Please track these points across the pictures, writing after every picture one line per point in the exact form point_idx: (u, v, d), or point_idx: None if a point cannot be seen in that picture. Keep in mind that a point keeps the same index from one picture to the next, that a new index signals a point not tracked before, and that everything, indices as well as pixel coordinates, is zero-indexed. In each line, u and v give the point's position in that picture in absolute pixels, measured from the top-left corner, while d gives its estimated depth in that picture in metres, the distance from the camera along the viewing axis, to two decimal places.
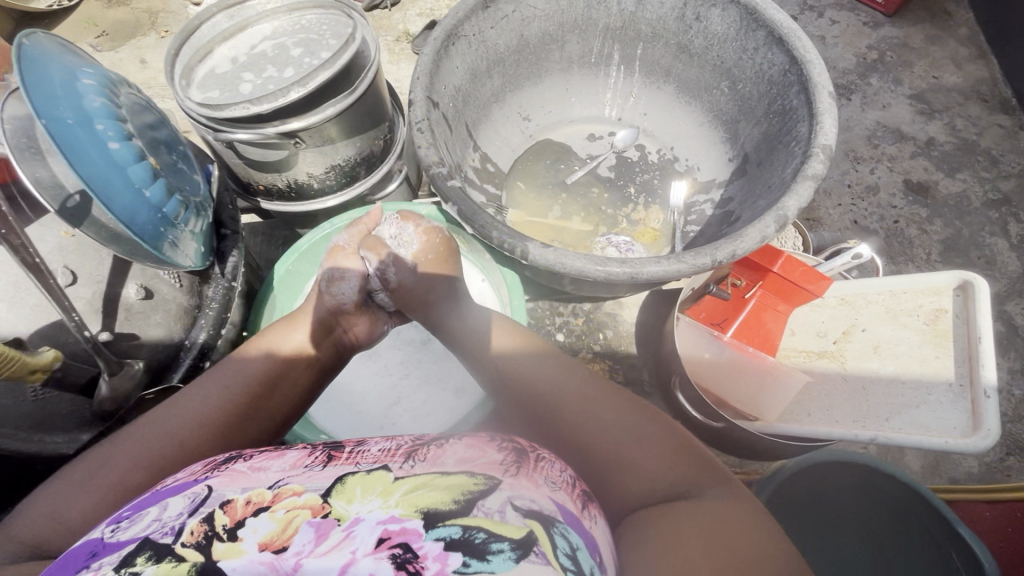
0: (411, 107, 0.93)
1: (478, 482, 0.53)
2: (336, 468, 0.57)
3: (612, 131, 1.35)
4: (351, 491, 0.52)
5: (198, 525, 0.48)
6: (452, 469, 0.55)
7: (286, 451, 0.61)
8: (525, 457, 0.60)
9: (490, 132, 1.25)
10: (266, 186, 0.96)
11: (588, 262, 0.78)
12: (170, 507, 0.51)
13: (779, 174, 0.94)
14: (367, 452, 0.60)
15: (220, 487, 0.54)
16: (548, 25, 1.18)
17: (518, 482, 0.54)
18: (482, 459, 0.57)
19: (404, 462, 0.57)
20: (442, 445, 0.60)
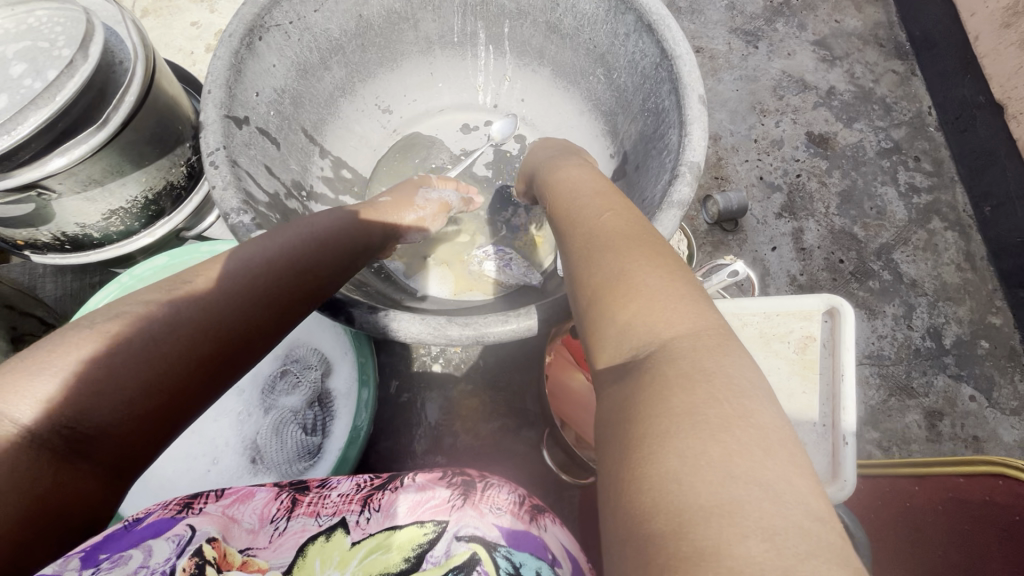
0: (201, 133, 0.74)
1: (430, 531, 0.58)
2: (299, 522, 0.59)
3: (488, 120, 1.20)
4: (312, 565, 0.54)
5: (188, 561, 0.47)
6: (405, 520, 0.59)
7: (255, 492, 0.63)
8: (471, 488, 0.64)
9: (342, 132, 1.07)
10: (27, 241, 0.84)
11: (422, 328, 0.66)
12: (154, 553, 0.47)
13: (652, 188, 0.85)
14: (328, 497, 0.63)
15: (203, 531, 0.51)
16: (392, 2, 0.99)
17: (464, 514, 0.60)
18: (430, 501, 0.61)
19: (361, 514, 0.60)
20: (395, 488, 0.64)
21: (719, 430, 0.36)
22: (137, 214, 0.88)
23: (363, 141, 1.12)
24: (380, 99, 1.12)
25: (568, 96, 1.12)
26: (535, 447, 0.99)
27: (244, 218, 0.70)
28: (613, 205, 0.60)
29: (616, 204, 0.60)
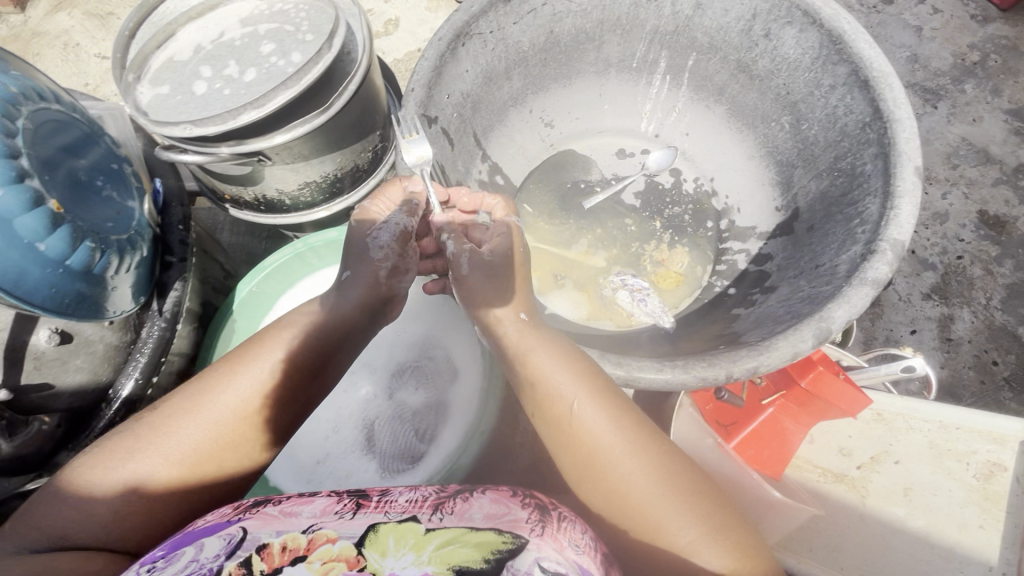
0: (399, 125, 0.78)
1: (509, 541, 0.50)
2: (367, 514, 0.53)
3: (647, 149, 1.17)
4: (384, 542, 0.49)
5: (236, 568, 0.47)
6: (481, 524, 0.52)
7: (314, 498, 0.58)
8: (548, 514, 0.55)
9: (505, 140, 1.10)
10: (232, 197, 0.85)
11: (575, 359, 0.66)
12: (205, 548, 0.49)
13: (832, 256, 0.78)
14: (396, 500, 0.57)
15: (255, 528, 0.51)
16: (585, 22, 1.00)
17: (543, 541, 0.51)
18: (506, 514, 0.54)
19: (432, 514, 0.53)
20: (468, 499, 0.57)
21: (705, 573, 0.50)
22: (320, 191, 0.87)
23: (522, 149, 1.14)
24: (546, 112, 1.13)
25: (738, 140, 1.07)
26: None
27: (424, 214, 0.73)
28: (591, 370, 0.61)
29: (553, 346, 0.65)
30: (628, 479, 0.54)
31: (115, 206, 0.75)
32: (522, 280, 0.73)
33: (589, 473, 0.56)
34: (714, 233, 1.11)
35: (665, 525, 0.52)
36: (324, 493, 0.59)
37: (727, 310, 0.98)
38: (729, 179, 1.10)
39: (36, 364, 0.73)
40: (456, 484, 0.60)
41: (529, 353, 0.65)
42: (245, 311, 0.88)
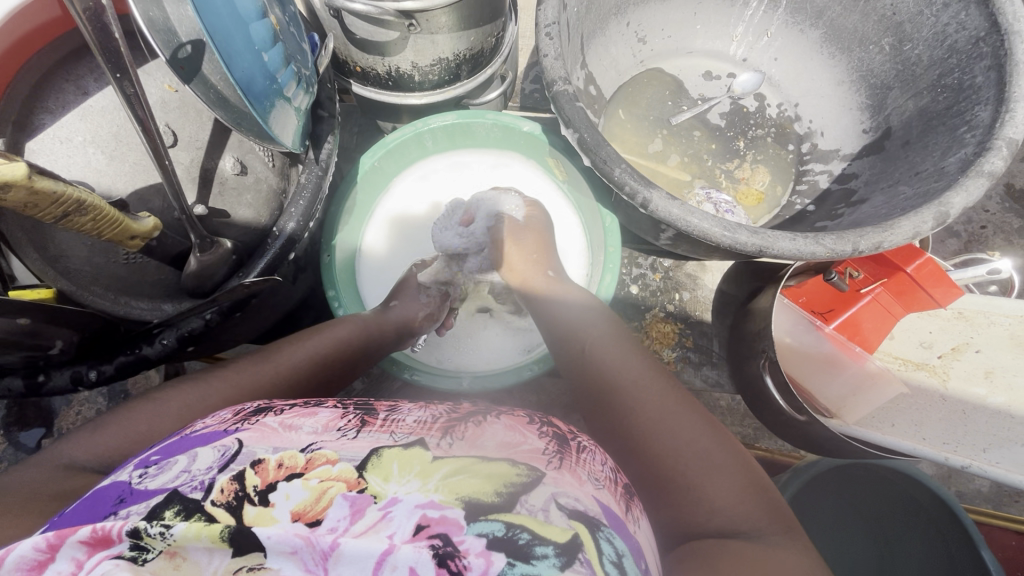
0: (540, 5, 0.81)
1: (526, 475, 0.43)
2: (369, 436, 0.47)
3: (733, 72, 1.21)
4: (388, 468, 0.42)
5: (229, 483, 0.40)
6: (494, 455, 0.45)
7: (317, 410, 0.52)
8: (567, 445, 0.51)
9: (601, 50, 1.10)
10: (363, 69, 0.88)
11: (714, 224, 0.71)
12: (198, 459, 0.43)
13: (935, 161, 0.83)
14: (403, 421, 0.51)
15: (252, 443, 0.45)
16: None
17: (562, 476, 0.44)
18: (524, 445, 0.48)
19: (440, 439, 0.47)
20: (482, 424, 0.52)
21: None
22: (441, 73, 0.89)
23: (615, 62, 1.15)
24: (643, 26, 1.15)
25: (829, 65, 1.11)
26: (712, 386, 1.03)
27: (568, 87, 0.77)
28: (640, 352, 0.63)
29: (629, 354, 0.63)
30: (630, 388, 0.59)
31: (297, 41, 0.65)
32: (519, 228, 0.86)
33: (607, 388, 0.60)
34: (795, 156, 1.15)
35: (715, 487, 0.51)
36: (328, 405, 0.54)
37: (810, 223, 1.03)
38: (814, 106, 1.14)
39: (217, 192, 0.69)
40: (469, 407, 0.56)
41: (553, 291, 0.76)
42: (366, 187, 0.93)
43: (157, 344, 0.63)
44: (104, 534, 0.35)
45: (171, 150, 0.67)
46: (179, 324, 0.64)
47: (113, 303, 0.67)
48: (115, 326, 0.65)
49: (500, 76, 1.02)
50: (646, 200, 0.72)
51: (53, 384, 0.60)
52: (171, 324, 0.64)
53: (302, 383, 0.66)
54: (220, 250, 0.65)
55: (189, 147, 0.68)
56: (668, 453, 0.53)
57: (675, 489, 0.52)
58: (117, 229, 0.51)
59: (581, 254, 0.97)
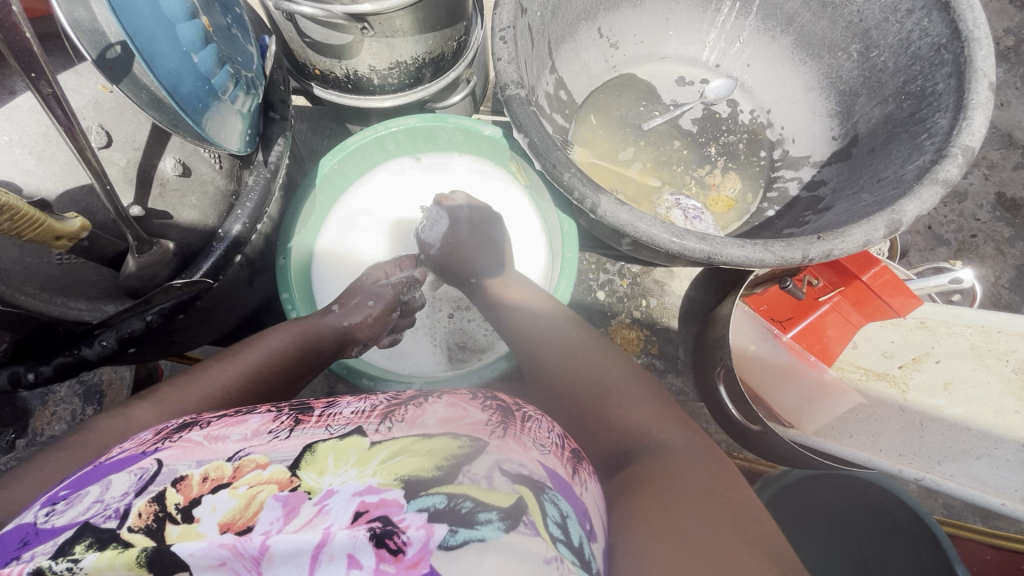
0: (496, 8, 0.81)
1: (466, 446, 0.44)
2: (304, 433, 0.47)
3: (706, 78, 1.20)
4: (323, 462, 0.41)
5: (146, 505, 0.37)
6: (434, 431, 0.46)
7: (248, 417, 0.51)
8: (511, 415, 0.52)
9: (571, 55, 1.09)
10: (322, 72, 0.88)
11: (663, 231, 0.70)
12: (113, 487, 0.40)
13: (896, 169, 0.82)
14: (340, 414, 0.51)
15: (173, 461, 0.43)
16: None
17: (506, 444, 0.46)
18: (464, 419, 0.50)
19: (379, 423, 0.48)
20: (422, 406, 0.52)
21: (694, 493, 0.46)
22: (400, 76, 0.89)
23: (587, 66, 1.14)
24: (617, 28, 1.14)
25: (797, 71, 1.10)
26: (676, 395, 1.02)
27: (521, 92, 0.76)
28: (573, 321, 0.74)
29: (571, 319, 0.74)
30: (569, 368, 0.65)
31: (241, 46, 0.64)
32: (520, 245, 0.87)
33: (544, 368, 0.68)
34: (767, 162, 1.14)
35: (620, 403, 0.59)
36: (260, 412, 0.52)
37: (778, 229, 1.03)
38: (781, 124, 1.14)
39: (157, 193, 0.68)
40: (410, 392, 0.56)
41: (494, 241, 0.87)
42: (326, 190, 0.93)
43: (96, 345, 0.63)
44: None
45: (104, 152, 0.65)
46: (118, 325, 0.64)
47: (47, 304, 0.65)
48: (52, 329, 0.65)
49: (466, 79, 1.02)
50: (595, 205, 0.71)
51: None
52: (111, 325, 0.63)
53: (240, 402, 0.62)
54: (161, 250, 0.65)
55: (125, 148, 0.66)
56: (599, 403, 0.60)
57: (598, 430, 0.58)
58: (38, 230, 0.51)
59: (538, 257, 0.96)
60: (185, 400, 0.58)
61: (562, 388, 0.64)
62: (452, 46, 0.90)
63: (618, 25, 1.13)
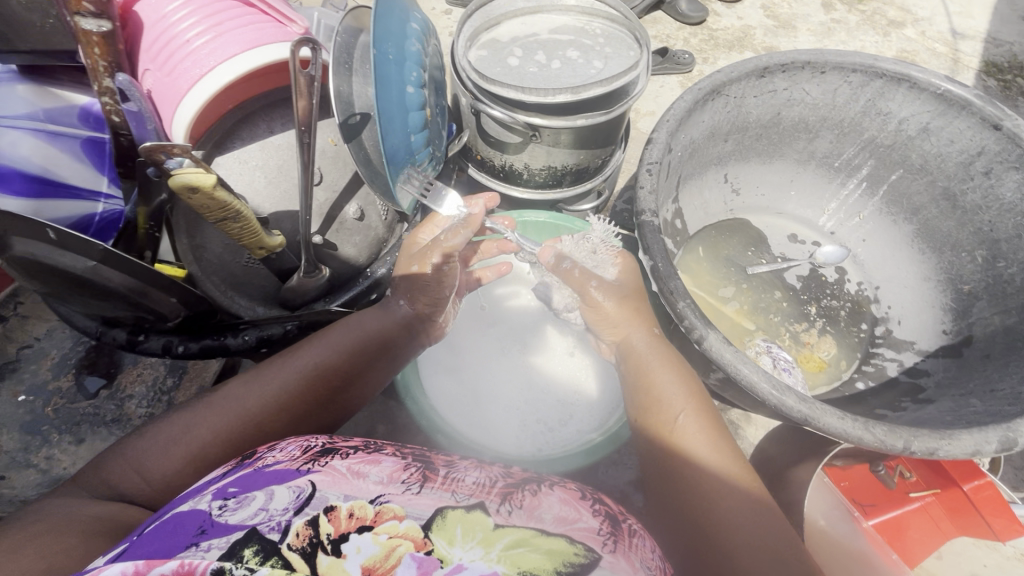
0: (649, 145, 0.91)
1: (582, 554, 0.44)
2: (433, 493, 0.49)
3: (818, 241, 1.25)
4: (451, 530, 0.44)
5: (302, 527, 0.41)
6: (553, 529, 0.46)
7: (380, 458, 0.54)
8: (620, 526, 0.51)
9: (695, 192, 1.18)
10: (482, 157, 1.00)
11: (764, 381, 0.72)
12: (275, 499, 0.44)
13: (1013, 385, 0.80)
14: (462, 481, 0.53)
15: (324, 487, 0.47)
16: (811, 114, 1.10)
17: (617, 562, 0.45)
18: (579, 522, 0.49)
19: (500, 504, 0.49)
20: (537, 495, 0.53)
21: None
22: (546, 176, 1.00)
23: (707, 203, 1.22)
24: (741, 178, 1.22)
25: (915, 260, 1.12)
26: None
27: (654, 220, 0.84)
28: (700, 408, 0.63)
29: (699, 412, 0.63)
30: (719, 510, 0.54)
31: (439, 131, 0.77)
32: (633, 308, 0.75)
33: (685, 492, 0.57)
34: (867, 336, 1.14)
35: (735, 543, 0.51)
36: (388, 454, 0.56)
37: (870, 407, 1.00)
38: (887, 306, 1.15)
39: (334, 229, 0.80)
40: (520, 473, 0.58)
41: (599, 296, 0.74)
42: None
43: (239, 338, 0.73)
44: (190, 569, 0.35)
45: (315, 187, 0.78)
46: (262, 327, 0.74)
47: (221, 293, 0.79)
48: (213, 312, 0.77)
49: (597, 191, 1.13)
50: (701, 338, 0.75)
51: (147, 346, 0.73)
52: (257, 325, 0.74)
53: (300, 402, 0.64)
54: (318, 276, 0.75)
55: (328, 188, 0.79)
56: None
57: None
58: (252, 239, 0.63)
59: None
60: (251, 404, 0.61)
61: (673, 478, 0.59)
62: (597, 163, 1.02)
63: (743, 175, 1.22)
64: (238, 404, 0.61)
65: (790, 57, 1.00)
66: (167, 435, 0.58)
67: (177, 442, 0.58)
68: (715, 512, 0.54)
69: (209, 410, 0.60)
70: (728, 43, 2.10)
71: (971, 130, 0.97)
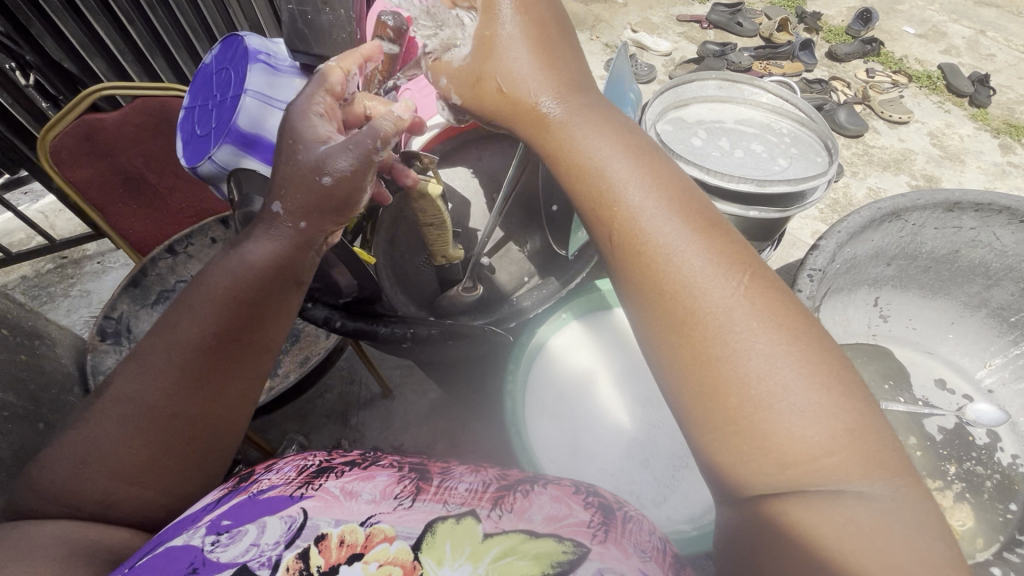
0: (814, 251, 0.90)
1: (570, 552, 0.41)
2: (425, 506, 0.45)
3: (970, 395, 1.13)
4: (440, 547, 0.41)
5: (293, 560, 0.40)
6: (540, 531, 0.43)
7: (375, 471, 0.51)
8: (613, 517, 0.47)
9: (840, 307, 1.12)
10: None
11: None
12: (267, 529, 0.43)
13: None
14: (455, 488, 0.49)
15: (315, 513, 0.44)
16: (995, 261, 1.02)
17: (607, 552, 0.42)
18: (568, 519, 0.45)
19: (490, 509, 0.45)
20: (528, 494, 0.48)
21: None
22: None
23: (850, 322, 1.15)
24: (895, 306, 1.15)
25: None
26: None
27: None
28: (729, 274, 0.45)
29: (739, 273, 0.45)
30: (770, 435, 0.39)
31: None
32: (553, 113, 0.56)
33: (735, 424, 0.41)
34: (1014, 518, 1.00)
35: (787, 435, 0.39)
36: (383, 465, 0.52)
37: None
38: None
39: None
40: (515, 472, 0.53)
41: (589, 171, 0.52)
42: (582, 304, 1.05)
43: (389, 328, 0.79)
44: None
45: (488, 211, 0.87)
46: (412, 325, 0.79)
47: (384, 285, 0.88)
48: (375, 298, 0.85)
49: None
50: None
51: (310, 312, 0.79)
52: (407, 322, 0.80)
53: (225, 328, 0.55)
54: None
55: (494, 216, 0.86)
56: (809, 511, 0.37)
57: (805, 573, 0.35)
58: None
59: None
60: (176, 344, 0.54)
61: (701, 377, 0.42)
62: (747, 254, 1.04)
63: (898, 303, 1.15)
64: (170, 348, 0.54)
65: (986, 199, 0.95)
66: (111, 406, 0.53)
67: (127, 410, 0.53)
68: (759, 404, 0.40)
69: (142, 364, 0.54)
70: (883, 162, 2.08)
71: None
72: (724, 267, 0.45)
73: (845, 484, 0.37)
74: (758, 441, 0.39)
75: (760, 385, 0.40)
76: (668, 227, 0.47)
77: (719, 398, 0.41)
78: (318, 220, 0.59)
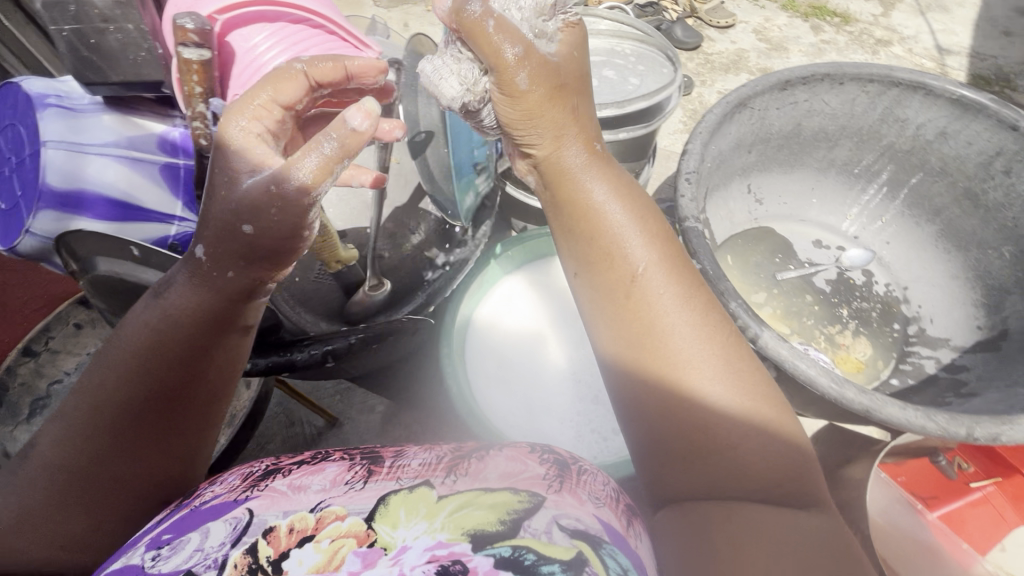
0: (685, 156, 0.96)
1: (527, 502, 0.42)
2: (378, 485, 0.43)
3: (843, 246, 1.28)
4: (395, 515, 0.40)
5: (241, 556, 0.37)
6: (496, 486, 0.43)
7: (325, 463, 0.48)
8: (567, 469, 0.48)
9: (721, 202, 1.21)
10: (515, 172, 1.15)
11: (824, 376, 0.74)
12: (211, 535, 0.39)
13: None
14: (409, 465, 0.47)
15: (261, 510, 0.41)
16: (830, 124, 1.15)
17: (563, 499, 0.44)
18: (523, 473, 0.46)
19: (445, 477, 0.44)
20: (483, 458, 0.48)
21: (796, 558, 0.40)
22: None
23: (733, 212, 1.25)
24: (765, 188, 1.26)
25: (940, 258, 1.15)
26: None
27: (698, 225, 0.87)
28: (635, 220, 0.53)
29: (645, 223, 0.54)
30: (693, 384, 0.47)
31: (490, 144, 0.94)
32: (561, 103, 0.54)
33: (646, 334, 0.49)
34: (900, 335, 1.16)
35: (687, 354, 0.48)
36: (336, 458, 0.49)
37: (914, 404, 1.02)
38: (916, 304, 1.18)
39: None
40: (470, 442, 0.52)
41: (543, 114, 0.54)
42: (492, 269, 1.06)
43: (306, 352, 0.73)
44: None
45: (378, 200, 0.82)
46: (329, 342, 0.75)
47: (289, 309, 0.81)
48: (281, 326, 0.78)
49: None
50: (755, 336, 0.77)
51: None
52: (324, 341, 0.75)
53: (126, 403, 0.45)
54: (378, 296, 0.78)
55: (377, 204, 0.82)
56: (705, 407, 0.47)
57: (709, 442, 0.46)
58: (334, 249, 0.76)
59: None
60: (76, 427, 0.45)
61: (621, 307, 0.51)
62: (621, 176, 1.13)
63: (767, 185, 1.26)
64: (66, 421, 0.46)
65: (810, 71, 1.05)
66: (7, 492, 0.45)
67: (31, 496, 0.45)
68: (667, 322, 0.49)
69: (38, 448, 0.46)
70: (720, 65, 2.24)
71: (987, 132, 1.02)
72: (629, 211, 0.54)
73: (719, 380, 0.47)
74: (665, 357, 0.48)
75: (667, 315, 0.49)
76: (582, 170, 0.55)
77: (637, 323, 0.50)
78: (249, 268, 0.47)
